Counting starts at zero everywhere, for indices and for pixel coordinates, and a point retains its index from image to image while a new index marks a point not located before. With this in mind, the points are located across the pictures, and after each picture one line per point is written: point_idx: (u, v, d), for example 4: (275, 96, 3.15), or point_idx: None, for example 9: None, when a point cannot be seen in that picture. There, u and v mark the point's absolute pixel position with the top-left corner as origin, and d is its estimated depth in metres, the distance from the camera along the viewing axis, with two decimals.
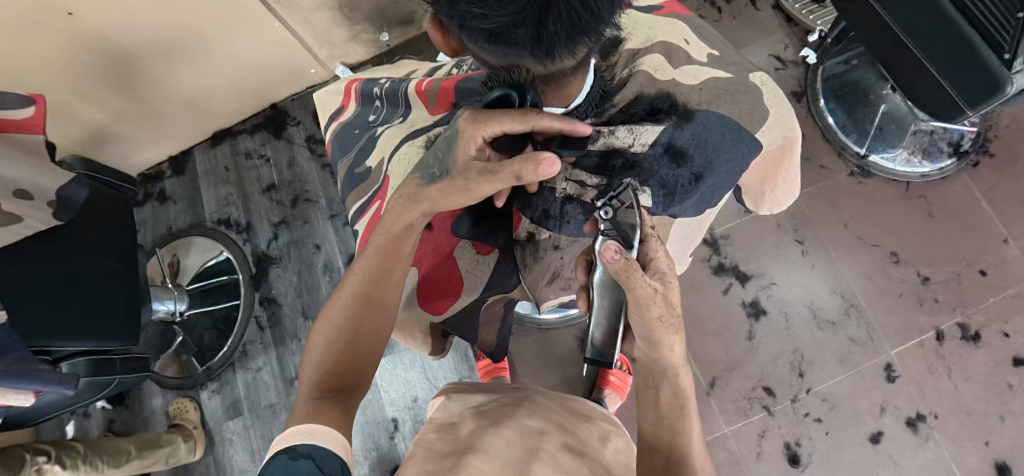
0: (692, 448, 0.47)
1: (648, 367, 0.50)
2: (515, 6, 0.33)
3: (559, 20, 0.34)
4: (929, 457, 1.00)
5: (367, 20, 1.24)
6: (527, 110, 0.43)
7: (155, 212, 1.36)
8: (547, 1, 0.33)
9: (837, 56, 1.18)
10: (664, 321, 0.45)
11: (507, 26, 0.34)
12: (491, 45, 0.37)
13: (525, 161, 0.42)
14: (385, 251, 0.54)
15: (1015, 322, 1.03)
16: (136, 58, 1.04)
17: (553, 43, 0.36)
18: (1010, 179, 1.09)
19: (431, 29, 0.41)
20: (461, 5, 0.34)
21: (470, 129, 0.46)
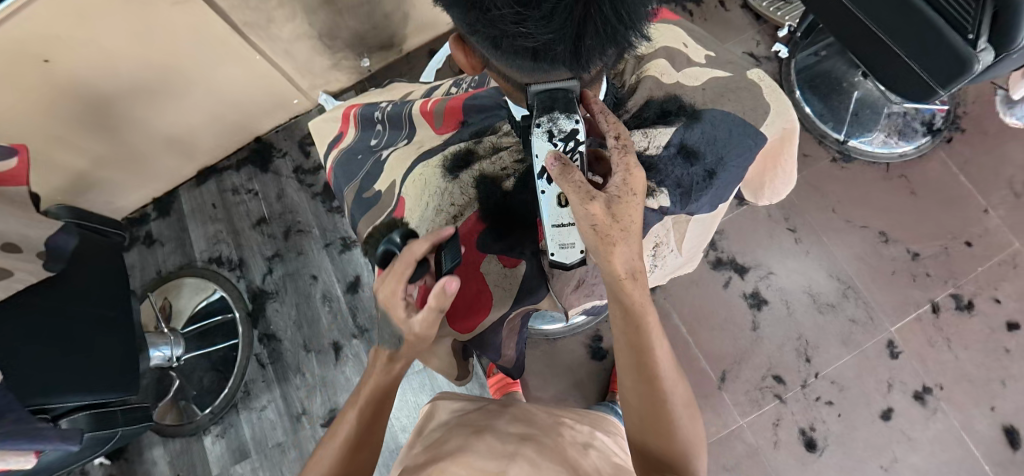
0: (664, 374, 0.53)
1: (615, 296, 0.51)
2: (557, 23, 0.34)
3: (598, 35, 0.36)
4: (939, 428, 1.02)
5: (348, 47, 1.25)
6: (404, 254, 0.48)
7: (142, 256, 1.32)
8: (586, 18, 0.34)
9: (807, 48, 1.23)
10: (603, 232, 0.46)
11: (549, 44, 0.36)
12: (530, 65, 0.39)
13: (439, 296, 0.46)
14: (381, 388, 0.55)
15: (1004, 288, 1.07)
16: (116, 100, 1.01)
17: (591, 56, 0.38)
18: (981, 153, 1.15)
19: (457, 49, 0.45)
20: (506, 26, 0.35)
21: (382, 293, 0.49)
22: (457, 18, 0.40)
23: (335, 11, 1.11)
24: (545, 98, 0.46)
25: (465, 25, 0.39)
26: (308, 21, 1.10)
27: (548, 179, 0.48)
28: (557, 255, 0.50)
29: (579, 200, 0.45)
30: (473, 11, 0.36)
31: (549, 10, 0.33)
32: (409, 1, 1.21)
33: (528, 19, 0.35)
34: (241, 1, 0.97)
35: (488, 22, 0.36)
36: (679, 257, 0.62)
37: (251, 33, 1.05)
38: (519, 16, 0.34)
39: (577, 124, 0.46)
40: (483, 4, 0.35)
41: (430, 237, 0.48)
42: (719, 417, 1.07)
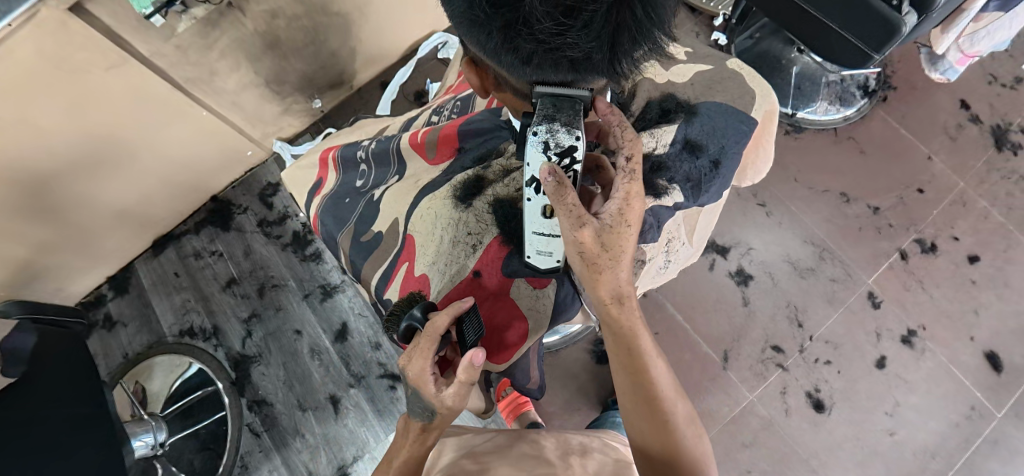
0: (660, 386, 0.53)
1: (606, 321, 0.52)
2: (599, 29, 0.34)
3: (633, 40, 0.37)
4: (930, 366, 1.08)
5: (297, 91, 1.22)
6: (427, 331, 0.46)
7: (103, 341, 1.22)
8: (623, 22, 0.35)
9: (743, 33, 1.29)
10: (590, 260, 0.47)
11: (589, 52, 0.36)
12: (562, 74, 0.38)
13: (466, 369, 0.45)
14: (417, 459, 0.52)
15: (959, 225, 1.16)
16: (55, 178, 0.94)
17: (625, 61, 0.38)
18: (913, 107, 1.25)
19: (471, 72, 0.46)
20: (549, 35, 0.34)
21: (412, 372, 0.47)
22: (481, 41, 0.39)
23: (280, 55, 1.08)
24: (560, 108, 0.43)
25: (494, 45, 0.37)
26: (253, 69, 1.06)
27: (536, 188, 0.45)
28: (533, 258, 0.50)
29: (570, 224, 0.45)
30: (509, 29, 0.35)
31: (591, 19, 0.34)
32: (355, 36, 1.19)
33: (571, 29, 0.34)
34: (180, 57, 0.92)
35: (526, 38, 0.35)
36: (689, 248, 0.63)
37: (195, 89, 1.00)
38: (561, 27, 0.34)
39: (577, 141, 0.43)
40: (521, 20, 0.34)
41: (452, 310, 0.47)
42: (729, 396, 1.09)
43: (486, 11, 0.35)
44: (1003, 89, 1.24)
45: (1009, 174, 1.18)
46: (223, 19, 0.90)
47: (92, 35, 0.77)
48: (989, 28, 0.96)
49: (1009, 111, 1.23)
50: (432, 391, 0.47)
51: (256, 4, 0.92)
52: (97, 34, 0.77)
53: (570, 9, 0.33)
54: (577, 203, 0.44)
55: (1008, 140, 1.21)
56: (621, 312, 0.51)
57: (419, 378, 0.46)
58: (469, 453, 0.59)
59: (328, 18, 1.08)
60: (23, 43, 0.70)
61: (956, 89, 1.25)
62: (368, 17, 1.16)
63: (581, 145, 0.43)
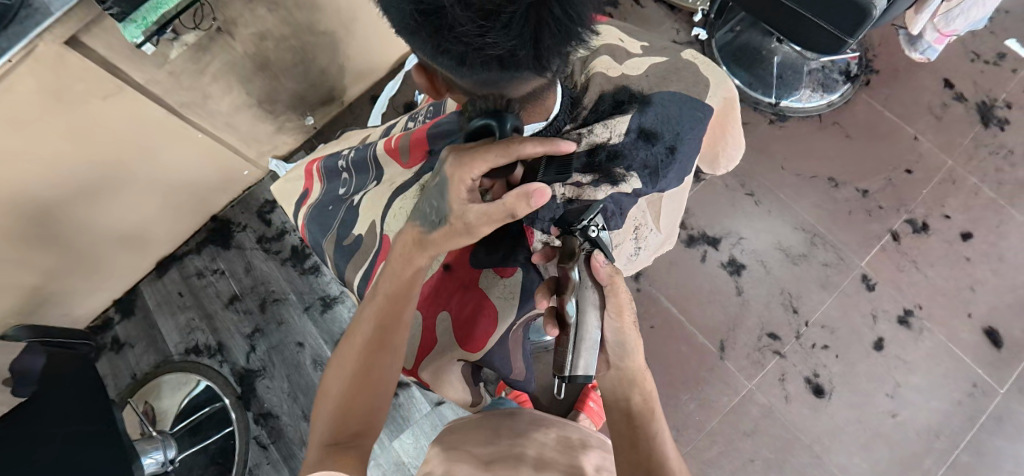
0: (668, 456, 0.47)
1: (633, 380, 0.50)
2: (517, 29, 0.36)
3: (555, 37, 0.38)
4: (929, 346, 1.08)
5: (289, 109, 1.25)
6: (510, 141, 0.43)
7: (112, 362, 1.25)
8: (540, 20, 0.36)
9: (723, 27, 1.31)
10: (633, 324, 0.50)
11: (512, 50, 0.37)
12: (495, 73, 0.40)
13: (517, 198, 0.44)
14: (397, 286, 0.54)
15: (950, 203, 1.16)
16: (59, 206, 0.97)
17: (553, 57, 0.40)
18: (897, 89, 1.25)
19: (421, 76, 0.48)
20: (471, 37, 0.36)
21: (467, 158, 0.46)
22: (420, 45, 0.41)
23: (270, 76, 1.12)
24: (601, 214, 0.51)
25: (430, 49, 0.40)
26: (245, 90, 1.10)
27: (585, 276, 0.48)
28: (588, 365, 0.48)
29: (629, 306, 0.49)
30: (438, 34, 0.37)
31: (511, 20, 0.35)
32: (342, 53, 1.23)
33: (491, 30, 0.36)
34: (174, 83, 0.96)
35: (453, 41, 0.37)
36: (659, 234, 0.64)
37: (189, 113, 1.04)
38: (482, 29, 0.36)
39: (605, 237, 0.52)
40: (446, 26, 0.36)
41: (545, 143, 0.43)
42: (728, 386, 1.09)
43: (417, 19, 0.37)
44: (987, 65, 1.25)
45: (997, 149, 1.18)
46: (213, 44, 0.94)
47: (89, 67, 0.80)
48: (962, 6, 0.97)
49: (993, 87, 1.23)
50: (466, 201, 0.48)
51: (244, 27, 0.97)
52: (93, 65, 0.81)
53: (488, 14, 0.35)
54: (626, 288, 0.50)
55: (994, 115, 1.21)
56: (635, 381, 0.50)
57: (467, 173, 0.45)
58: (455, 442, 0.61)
59: (315, 37, 1.12)
60: (23, 78, 0.74)
61: (938, 68, 1.25)
62: (353, 34, 1.20)
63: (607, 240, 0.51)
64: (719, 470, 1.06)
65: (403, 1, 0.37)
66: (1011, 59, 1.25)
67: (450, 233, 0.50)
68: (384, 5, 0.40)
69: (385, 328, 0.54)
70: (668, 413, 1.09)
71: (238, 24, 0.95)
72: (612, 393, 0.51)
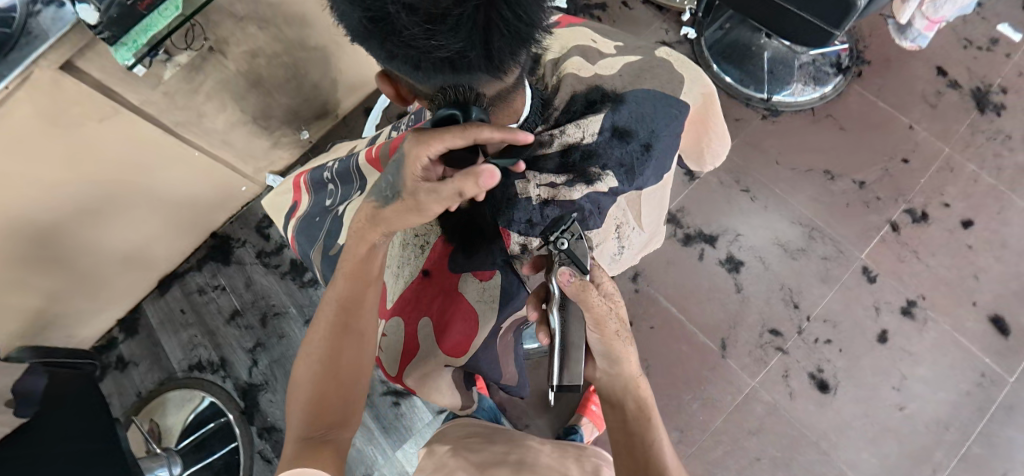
0: (668, 462, 0.46)
1: (629, 388, 0.50)
2: (465, 31, 0.36)
3: (504, 37, 0.38)
4: (935, 336, 1.06)
5: (284, 124, 1.27)
6: (469, 125, 0.43)
7: (118, 381, 1.26)
8: (487, 22, 0.37)
9: (711, 25, 1.31)
10: (619, 331, 0.47)
11: (461, 52, 0.38)
12: (447, 76, 0.40)
13: (465, 177, 0.42)
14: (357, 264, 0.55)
15: (949, 191, 1.15)
16: (60, 227, 0.99)
17: (507, 59, 0.41)
18: (889, 79, 1.24)
19: (383, 84, 0.48)
20: (419, 41, 0.36)
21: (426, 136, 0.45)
22: (374, 51, 0.41)
23: (264, 92, 1.13)
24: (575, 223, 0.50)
25: (383, 54, 0.40)
26: (239, 108, 1.12)
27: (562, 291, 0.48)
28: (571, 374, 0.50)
29: (609, 315, 0.46)
30: (388, 40, 0.37)
31: (459, 22, 0.35)
32: (334, 68, 1.25)
33: (438, 33, 0.36)
34: (169, 103, 0.97)
35: (402, 45, 0.37)
36: (642, 233, 0.63)
37: (185, 132, 1.06)
38: (429, 33, 0.36)
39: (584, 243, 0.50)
40: (394, 31, 0.36)
41: (501, 129, 0.42)
42: (730, 385, 1.08)
43: (366, 25, 0.37)
44: (980, 51, 1.23)
45: (994, 134, 1.17)
46: (205, 63, 0.96)
47: (84, 90, 0.82)
48: None
49: (988, 73, 1.22)
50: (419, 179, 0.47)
51: (235, 46, 0.98)
52: (88, 89, 0.82)
53: (434, 17, 0.35)
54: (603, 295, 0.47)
55: (989, 101, 1.20)
56: (631, 387, 0.50)
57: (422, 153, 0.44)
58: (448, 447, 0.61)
59: (306, 53, 1.14)
60: (20, 104, 0.76)
61: (931, 56, 1.24)
62: (344, 48, 1.21)
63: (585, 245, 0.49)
64: (725, 470, 1.04)
65: (352, 9, 0.37)
66: (1004, 44, 1.24)
67: (403, 208, 0.49)
68: (337, 11, 0.40)
69: (349, 310, 0.55)
70: (671, 414, 1.07)
71: (229, 43, 0.96)
72: (611, 399, 0.51)
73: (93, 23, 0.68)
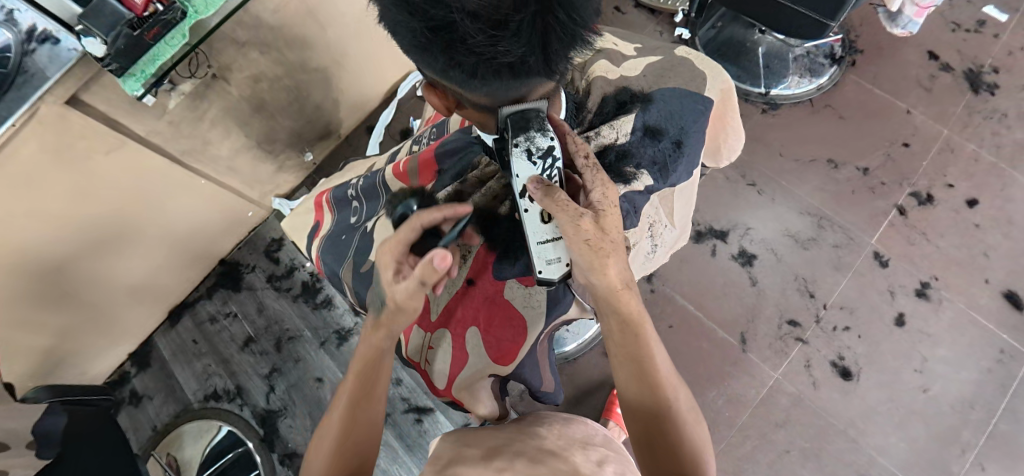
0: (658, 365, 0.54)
1: (610, 302, 0.54)
2: (527, 35, 0.37)
3: (561, 41, 0.39)
4: (951, 316, 1.07)
5: (288, 147, 1.27)
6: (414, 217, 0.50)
7: (132, 417, 1.24)
8: (548, 26, 0.38)
9: (705, 24, 1.33)
10: (596, 244, 0.49)
11: (522, 56, 0.38)
12: (505, 82, 0.41)
13: (423, 265, 0.47)
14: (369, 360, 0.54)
15: (952, 172, 1.16)
16: (68, 264, 0.97)
17: (559, 60, 0.41)
18: (883, 66, 1.27)
19: (431, 94, 0.50)
20: (483, 47, 0.37)
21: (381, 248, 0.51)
22: (428, 63, 0.42)
23: (267, 116, 1.13)
24: (525, 120, 0.48)
25: (441, 65, 0.40)
26: (243, 133, 1.11)
27: (530, 197, 0.50)
28: (545, 272, 0.52)
29: (572, 219, 0.47)
30: (450, 48, 0.38)
31: (519, 28, 0.36)
32: (335, 87, 1.25)
33: (503, 39, 0.37)
34: (174, 132, 0.97)
35: (465, 53, 0.38)
36: (674, 229, 0.64)
37: (192, 161, 1.05)
38: (494, 39, 0.37)
39: (553, 141, 0.49)
40: (459, 39, 0.37)
41: (444, 211, 0.50)
42: (753, 378, 1.08)
43: (427, 36, 0.38)
44: (969, 34, 1.26)
45: (991, 114, 1.20)
46: (209, 90, 0.96)
47: (91, 124, 0.81)
48: None
49: (978, 54, 1.25)
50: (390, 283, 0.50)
51: (238, 71, 0.98)
52: (95, 122, 0.82)
53: (499, 23, 0.36)
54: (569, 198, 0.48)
55: (983, 81, 1.22)
56: (611, 298, 0.54)
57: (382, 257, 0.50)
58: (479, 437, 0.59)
59: (307, 74, 1.14)
60: (27, 141, 0.75)
61: (922, 42, 1.27)
62: (345, 68, 1.22)
63: (558, 145, 0.49)
64: (756, 465, 1.03)
65: (411, 21, 0.38)
66: (991, 25, 1.27)
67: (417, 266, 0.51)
68: (392, 27, 0.41)
69: (361, 404, 0.53)
70: None
71: (232, 70, 0.97)
72: (640, 402, 0.54)
73: (100, 56, 0.66)
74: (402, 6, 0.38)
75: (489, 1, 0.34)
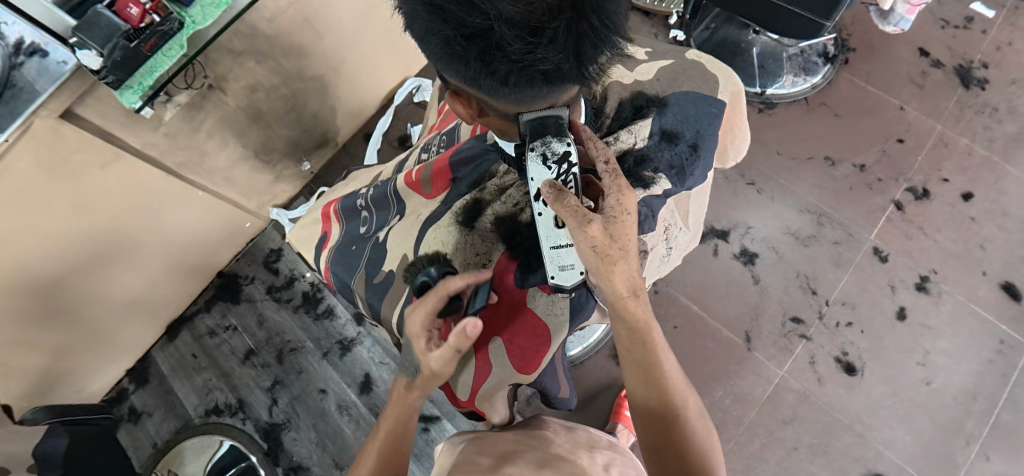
0: (667, 373, 0.55)
1: (619, 313, 0.53)
2: (562, 42, 0.39)
3: (594, 47, 0.41)
4: (950, 308, 1.09)
5: (286, 157, 1.25)
6: (442, 283, 0.49)
7: (131, 434, 1.21)
8: (581, 34, 0.39)
9: (699, 26, 1.34)
10: (603, 252, 0.48)
11: (558, 63, 0.40)
12: (539, 87, 0.43)
13: (456, 337, 0.47)
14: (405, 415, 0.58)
15: (946, 167, 1.18)
16: (64, 281, 0.95)
17: (591, 66, 0.43)
18: (875, 64, 1.29)
19: (455, 103, 0.51)
20: (518, 53, 0.39)
21: (412, 320, 0.51)
22: (460, 70, 0.43)
23: (264, 126, 1.12)
24: (542, 127, 0.48)
25: (473, 72, 0.42)
26: (240, 144, 1.10)
27: (544, 200, 0.48)
28: (556, 277, 0.50)
29: (580, 225, 0.46)
30: (485, 55, 0.40)
31: (555, 34, 0.38)
32: (333, 95, 1.24)
33: (541, 45, 0.39)
34: (170, 144, 0.95)
35: (501, 60, 0.40)
36: (687, 232, 0.65)
37: (189, 173, 1.04)
38: (531, 46, 0.38)
39: (570, 147, 0.48)
40: (495, 46, 0.39)
41: (467, 278, 0.49)
42: (759, 376, 1.09)
43: (463, 44, 0.40)
44: (958, 30, 1.29)
45: (982, 108, 1.22)
46: (206, 101, 0.95)
47: (87, 137, 0.79)
48: None
49: (967, 50, 1.27)
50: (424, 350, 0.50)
51: (235, 81, 0.97)
52: (90, 136, 0.80)
53: (535, 30, 0.38)
54: (580, 203, 0.46)
55: (973, 77, 1.24)
56: (618, 306, 0.52)
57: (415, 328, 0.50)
58: (497, 448, 0.59)
59: (304, 83, 1.13)
60: (21, 157, 0.73)
61: (912, 39, 1.29)
62: (342, 75, 1.21)
63: (575, 151, 0.48)
64: (765, 463, 1.04)
65: (446, 29, 0.39)
66: (979, 21, 1.29)
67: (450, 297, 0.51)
68: (423, 36, 0.43)
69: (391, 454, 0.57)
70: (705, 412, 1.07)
71: (229, 80, 0.95)
72: (650, 409, 0.56)
73: (96, 69, 0.63)
74: (436, 14, 0.39)
75: (526, 8, 0.36)
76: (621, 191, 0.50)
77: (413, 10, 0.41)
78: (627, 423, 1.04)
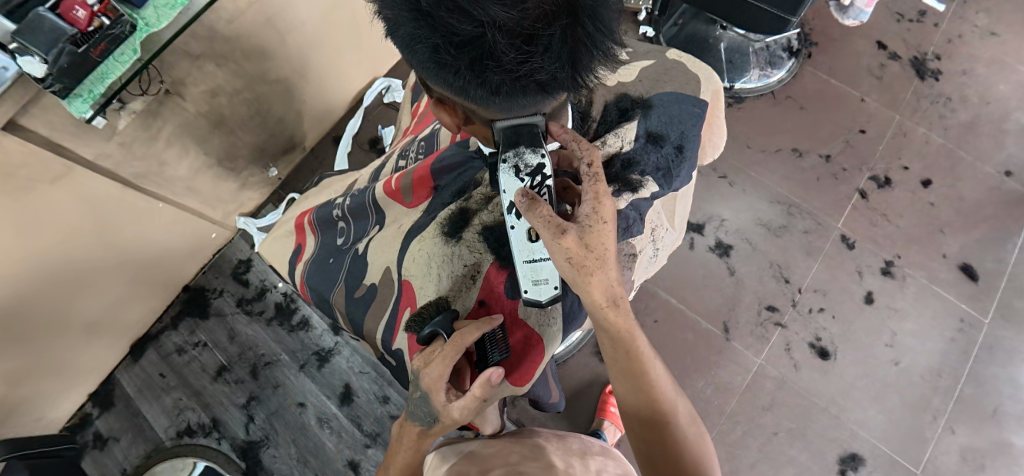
0: (656, 381, 0.55)
1: (602, 325, 0.52)
2: (558, 50, 0.39)
3: (589, 54, 0.41)
4: (914, 291, 1.14)
5: (251, 163, 1.20)
6: (456, 336, 0.48)
7: (97, 462, 1.15)
8: (577, 41, 0.39)
9: (666, 22, 1.34)
10: (579, 263, 0.47)
11: (553, 73, 0.40)
12: (531, 96, 0.43)
13: (480, 385, 0.48)
14: (411, 463, 0.58)
15: (906, 155, 1.23)
16: (13, 307, 0.88)
17: (586, 74, 0.43)
18: (836, 57, 1.33)
19: (440, 111, 0.50)
20: (511, 61, 0.38)
21: (427, 375, 0.49)
22: (447, 79, 0.42)
23: (227, 132, 1.07)
24: (517, 139, 0.47)
25: (463, 82, 0.41)
26: (202, 151, 1.05)
27: (518, 213, 0.48)
28: (531, 292, 0.49)
29: (555, 234, 0.46)
30: (477, 64, 0.39)
31: (550, 43, 0.38)
32: (299, 98, 1.20)
33: (536, 54, 0.38)
34: (126, 154, 0.90)
35: (495, 70, 0.39)
36: (673, 233, 0.66)
37: (147, 184, 0.98)
38: (526, 55, 0.38)
39: (543, 159, 0.47)
40: (487, 55, 0.38)
41: (482, 327, 0.49)
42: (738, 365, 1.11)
43: (453, 53, 0.39)
44: (912, 24, 1.34)
45: (937, 98, 1.27)
46: (163, 107, 0.90)
47: (33, 150, 0.73)
48: None
49: (921, 42, 1.32)
50: (447, 402, 0.50)
51: (194, 86, 0.92)
52: (36, 148, 0.73)
53: (530, 38, 0.37)
54: (553, 214, 0.46)
55: (927, 68, 1.30)
56: (595, 315, 0.51)
57: (435, 383, 0.49)
58: (495, 461, 0.60)
59: (268, 85, 1.09)
60: None
61: (869, 33, 1.34)
62: (307, 78, 1.17)
63: (547, 163, 0.47)
64: (747, 450, 1.06)
65: (435, 36, 0.38)
66: (931, 15, 1.35)
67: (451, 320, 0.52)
68: (408, 44, 0.41)
69: None
70: None
71: (187, 84, 0.90)
72: (639, 415, 0.56)
73: (40, 76, 0.58)
74: (423, 21, 0.38)
75: (521, 16, 0.36)
76: (598, 197, 0.49)
77: (398, 17, 0.40)
78: (614, 419, 1.04)
